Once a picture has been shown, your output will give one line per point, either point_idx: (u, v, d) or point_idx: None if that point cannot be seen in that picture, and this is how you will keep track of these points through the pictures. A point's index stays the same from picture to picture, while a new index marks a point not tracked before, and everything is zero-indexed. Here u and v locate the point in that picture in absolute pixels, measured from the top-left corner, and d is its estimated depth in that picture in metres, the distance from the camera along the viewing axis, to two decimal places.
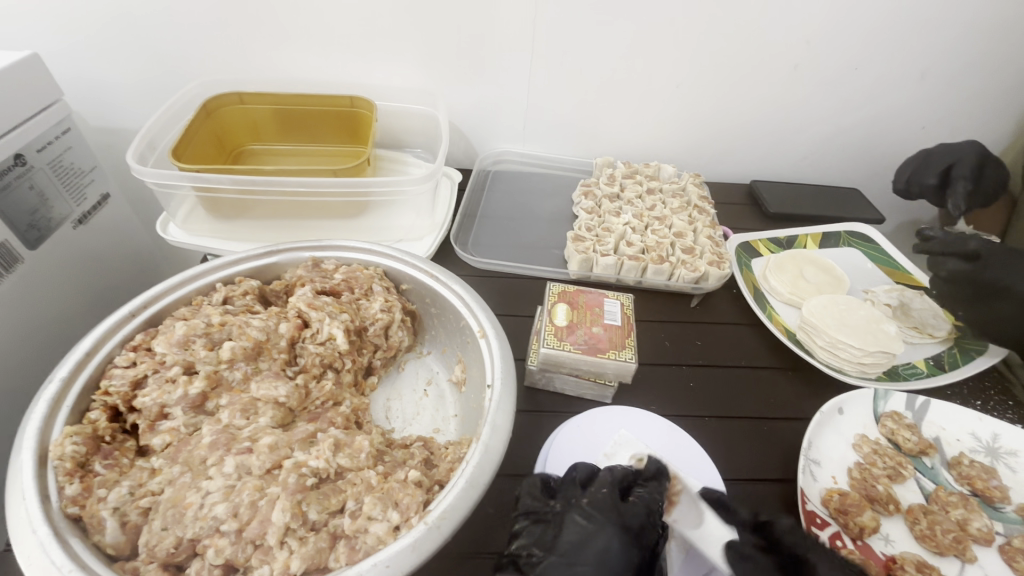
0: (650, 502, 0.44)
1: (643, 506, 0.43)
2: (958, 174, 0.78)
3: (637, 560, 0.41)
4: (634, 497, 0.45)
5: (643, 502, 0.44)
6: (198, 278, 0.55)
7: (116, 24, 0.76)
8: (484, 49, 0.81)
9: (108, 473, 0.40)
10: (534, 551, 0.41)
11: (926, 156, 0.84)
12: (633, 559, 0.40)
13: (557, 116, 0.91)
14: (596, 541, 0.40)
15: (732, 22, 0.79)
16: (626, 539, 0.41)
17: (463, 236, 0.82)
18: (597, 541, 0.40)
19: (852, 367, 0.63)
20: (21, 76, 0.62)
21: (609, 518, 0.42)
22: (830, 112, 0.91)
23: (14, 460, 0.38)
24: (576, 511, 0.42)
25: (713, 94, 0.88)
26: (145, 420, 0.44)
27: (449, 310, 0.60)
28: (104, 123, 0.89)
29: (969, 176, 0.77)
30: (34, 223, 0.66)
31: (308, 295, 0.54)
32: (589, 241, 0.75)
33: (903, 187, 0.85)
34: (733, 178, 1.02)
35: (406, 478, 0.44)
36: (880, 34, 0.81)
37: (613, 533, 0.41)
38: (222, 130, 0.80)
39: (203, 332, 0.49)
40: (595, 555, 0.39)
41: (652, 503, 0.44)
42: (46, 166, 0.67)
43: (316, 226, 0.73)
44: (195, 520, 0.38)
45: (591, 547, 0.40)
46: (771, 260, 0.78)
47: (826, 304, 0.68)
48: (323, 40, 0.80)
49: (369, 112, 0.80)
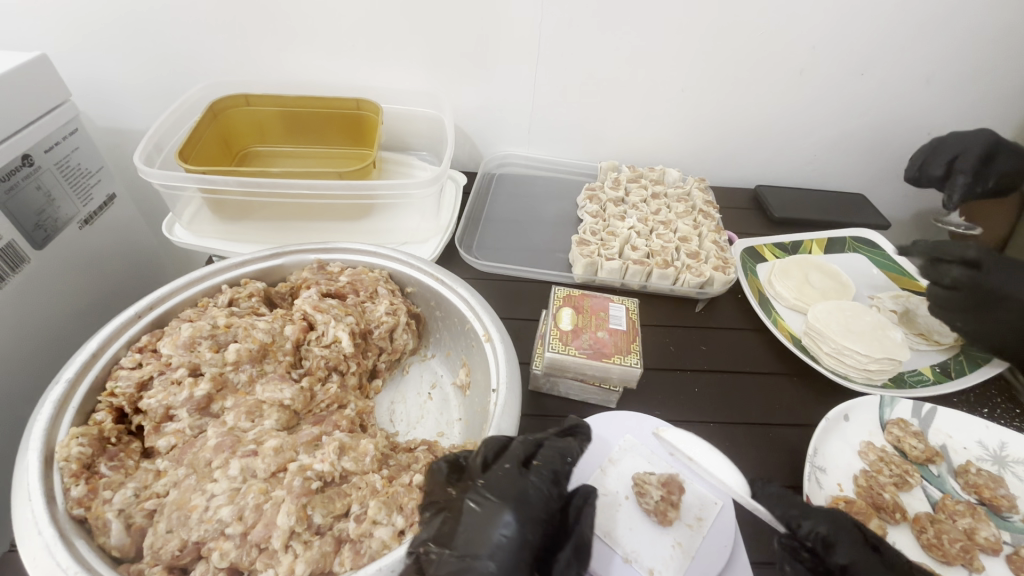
0: (557, 464, 0.42)
1: (546, 473, 0.41)
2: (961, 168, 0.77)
3: (537, 537, 0.37)
4: (538, 462, 0.41)
5: (548, 465, 0.41)
6: (204, 280, 0.56)
7: (124, 25, 0.76)
8: (489, 52, 0.81)
9: (114, 475, 0.40)
10: (429, 545, 0.36)
11: (937, 144, 0.82)
12: (529, 537, 0.37)
13: (562, 118, 0.91)
14: (495, 526, 0.36)
15: (735, 27, 0.79)
16: (524, 513, 0.37)
17: (468, 239, 0.82)
18: (493, 528, 0.36)
19: (858, 374, 0.62)
20: (29, 76, 0.62)
21: (504, 499, 0.37)
22: (835, 117, 0.91)
23: (20, 461, 0.38)
24: (470, 496, 0.38)
25: (716, 98, 0.88)
26: (150, 422, 0.44)
27: (454, 313, 0.60)
28: (112, 124, 0.89)
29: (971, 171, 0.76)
30: (41, 223, 0.66)
31: (314, 297, 0.54)
32: (594, 245, 0.75)
33: (914, 174, 0.84)
34: (738, 183, 1.02)
35: (411, 481, 0.43)
36: (887, 38, 0.81)
37: (512, 509, 0.37)
38: (228, 132, 0.80)
39: (208, 334, 0.48)
40: (489, 546, 0.35)
41: (557, 466, 0.42)
42: (52, 167, 0.67)
43: (320, 228, 0.73)
44: (200, 523, 0.38)
45: (486, 536, 0.36)
46: (777, 265, 0.78)
47: (832, 310, 0.68)
48: (329, 43, 0.80)
49: (374, 114, 0.81)
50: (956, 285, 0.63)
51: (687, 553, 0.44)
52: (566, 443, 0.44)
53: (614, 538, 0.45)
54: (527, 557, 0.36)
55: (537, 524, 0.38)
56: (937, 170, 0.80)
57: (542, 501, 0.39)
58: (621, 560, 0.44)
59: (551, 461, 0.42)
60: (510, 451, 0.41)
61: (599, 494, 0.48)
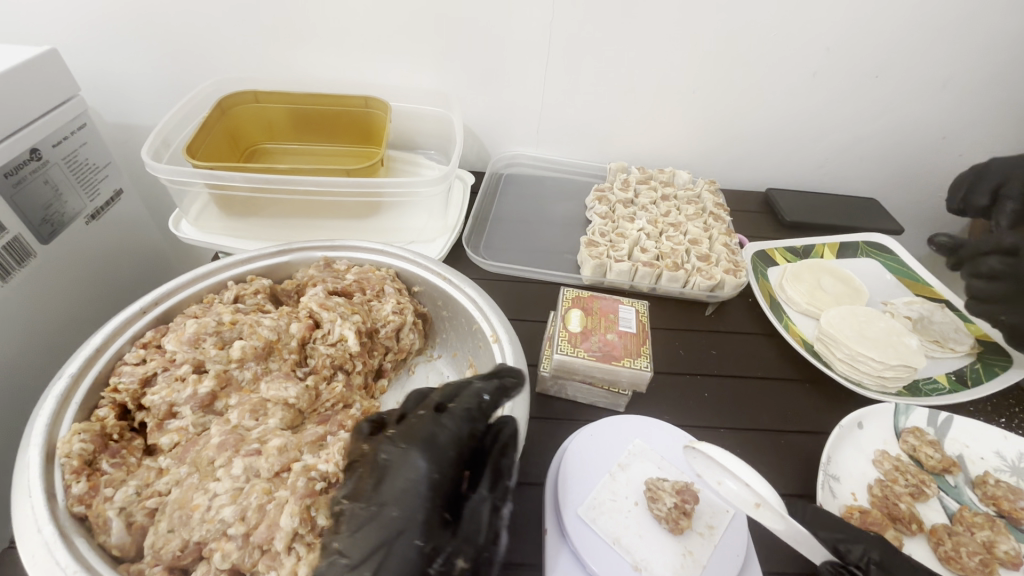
0: (474, 406, 0.42)
1: (460, 414, 0.41)
2: (1007, 195, 0.75)
3: (447, 477, 0.39)
4: (452, 405, 0.42)
5: (462, 406, 0.42)
6: (210, 276, 0.55)
7: (134, 21, 0.76)
8: (499, 52, 0.81)
9: (116, 472, 0.39)
10: (344, 502, 0.38)
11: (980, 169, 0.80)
12: (437, 478, 0.38)
13: (571, 119, 0.90)
14: (405, 474, 0.38)
15: (748, 30, 0.78)
16: (434, 456, 0.39)
17: (475, 239, 0.81)
18: (402, 473, 0.38)
19: (872, 381, 0.61)
20: (38, 70, 0.62)
21: (412, 444, 0.39)
22: (849, 121, 0.90)
23: (21, 456, 0.37)
24: (384, 447, 0.40)
25: (728, 100, 0.87)
26: (153, 419, 0.44)
27: (461, 313, 0.59)
28: (120, 119, 0.89)
29: (1018, 196, 0.73)
30: (47, 217, 0.66)
31: (320, 295, 0.54)
32: (603, 246, 0.74)
33: (959, 206, 0.83)
34: (748, 186, 1.01)
35: None
36: (903, 42, 0.80)
37: (422, 457, 0.39)
38: (236, 128, 0.80)
39: (213, 331, 0.48)
40: (396, 491, 0.37)
41: (474, 407, 0.42)
42: (60, 161, 0.67)
43: (327, 226, 0.73)
44: (202, 523, 0.37)
45: (395, 482, 0.38)
46: (788, 269, 0.77)
47: (845, 316, 0.66)
48: (340, 41, 0.80)
49: (382, 112, 0.80)
50: (995, 275, 0.62)
51: (698, 564, 0.43)
52: (489, 383, 0.44)
53: (623, 544, 0.44)
54: (435, 499, 0.38)
55: (447, 466, 0.39)
56: (981, 199, 0.78)
57: (452, 443, 0.40)
58: (632, 568, 0.43)
59: (465, 401, 0.42)
60: (428, 400, 0.44)
61: (608, 499, 0.47)
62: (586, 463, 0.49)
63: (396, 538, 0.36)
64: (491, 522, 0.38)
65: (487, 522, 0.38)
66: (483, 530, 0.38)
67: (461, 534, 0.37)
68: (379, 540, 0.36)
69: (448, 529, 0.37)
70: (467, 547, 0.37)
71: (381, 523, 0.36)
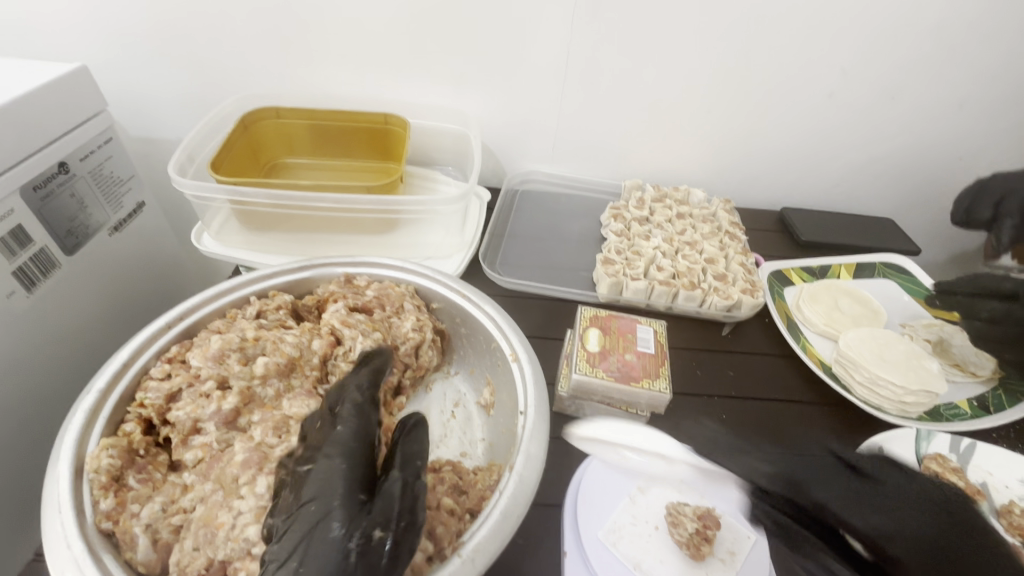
0: (358, 396, 0.44)
1: (348, 407, 0.42)
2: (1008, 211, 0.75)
3: (352, 466, 0.38)
4: (339, 405, 0.43)
5: (348, 401, 0.43)
6: (232, 292, 0.56)
7: (162, 38, 0.78)
8: (517, 70, 0.82)
9: (142, 488, 0.40)
10: (273, 518, 0.37)
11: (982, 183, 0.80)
12: (342, 466, 0.38)
13: (587, 137, 0.91)
14: (317, 474, 0.38)
15: (763, 51, 0.79)
16: (337, 450, 0.39)
17: (492, 255, 0.82)
18: (314, 470, 0.38)
19: (892, 405, 0.60)
20: (67, 87, 0.64)
21: (325, 443, 0.40)
22: (864, 141, 0.90)
23: (52, 471, 0.38)
24: (296, 463, 0.40)
25: (743, 120, 0.88)
26: (178, 434, 0.44)
27: (479, 331, 0.59)
28: (144, 134, 0.90)
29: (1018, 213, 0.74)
30: (73, 230, 0.67)
31: (342, 312, 0.54)
32: (619, 264, 0.75)
33: (961, 219, 0.81)
34: (764, 205, 1.01)
35: (439, 504, 0.43)
36: (918, 64, 0.80)
37: (328, 454, 0.39)
38: (259, 144, 0.81)
39: (237, 347, 0.48)
40: (311, 489, 0.37)
41: (357, 397, 0.44)
42: (87, 175, 0.69)
43: (346, 242, 0.74)
44: (227, 541, 0.37)
45: (308, 482, 0.37)
46: (805, 289, 0.76)
47: (864, 338, 0.66)
48: (362, 59, 0.82)
49: (401, 129, 0.81)
50: (995, 318, 0.62)
51: None
52: (365, 374, 0.47)
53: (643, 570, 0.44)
54: (347, 482, 0.37)
55: (349, 453, 0.39)
56: (984, 213, 0.78)
57: (354, 433, 0.40)
58: None
59: (352, 396, 0.44)
60: (325, 405, 0.44)
61: (628, 523, 0.47)
62: (605, 484, 0.49)
63: (315, 530, 0.35)
64: (405, 499, 0.37)
65: (398, 490, 0.36)
66: (399, 505, 0.36)
67: (378, 511, 0.36)
68: (301, 536, 0.35)
69: (365, 508, 0.36)
70: (384, 522, 0.35)
71: (302, 522, 0.35)
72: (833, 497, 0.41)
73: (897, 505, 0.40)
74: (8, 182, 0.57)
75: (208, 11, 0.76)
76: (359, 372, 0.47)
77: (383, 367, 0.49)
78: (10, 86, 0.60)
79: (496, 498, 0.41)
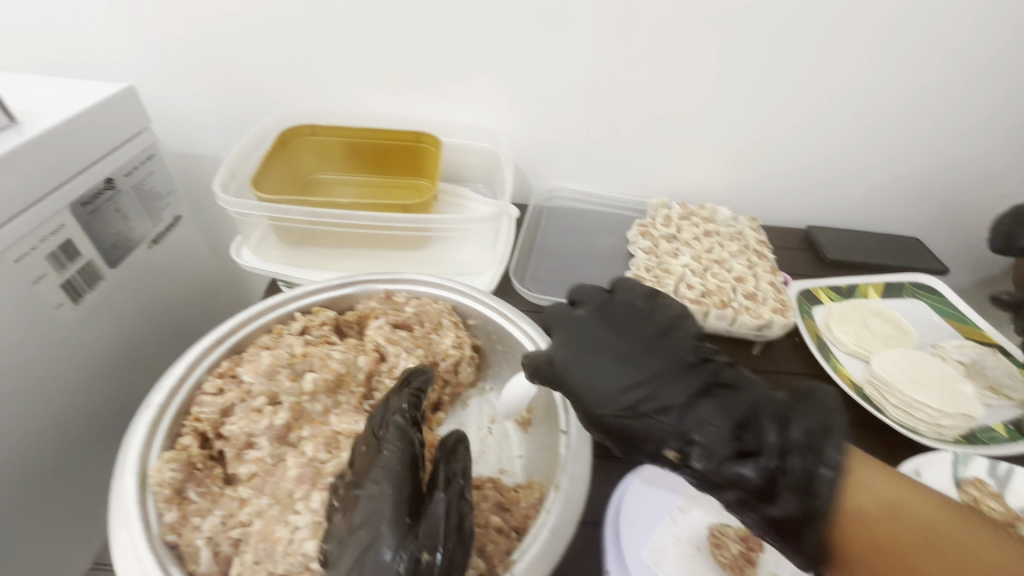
0: (402, 418, 0.43)
1: (393, 430, 0.42)
2: None
3: (399, 492, 0.38)
4: (383, 427, 0.43)
5: (392, 423, 0.43)
6: (278, 308, 0.57)
7: (205, 60, 0.81)
8: (547, 90, 0.84)
9: (202, 501, 0.41)
10: (327, 543, 0.38)
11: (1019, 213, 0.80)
12: (389, 493, 0.38)
13: (613, 155, 0.92)
14: (366, 501, 0.38)
15: (790, 74, 0.81)
16: (385, 476, 0.39)
17: (521, 271, 0.83)
18: (364, 497, 0.38)
19: (927, 427, 0.60)
20: (116, 106, 0.67)
21: (372, 468, 0.40)
22: (889, 162, 0.91)
23: (118, 484, 0.39)
24: (345, 487, 0.40)
25: (769, 140, 0.89)
26: (232, 448, 0.45)
27: (515, 348, 0.60)
28: (181, 150, 0.93)
29: None
30: (116, 243, 0.69)
31: (385, 329, 0.56)
32: (649, 282, 0.75)
33: (1001, 247, 0.82)
34: (788, 224, 1.01)
35: (488, 523, 0.45)
36: (945, 86, 0.81)
37: (377, 481, 0.39)
38: (295, 161, 0.84)
39: (287, 363, 0.50)
40: (361, 517, 0.37)
41: (402, 418, 0.43)
42: (130, 190, 0.71)
43: (381, 257, 0.75)
44: (285, 555, 0.39)
45: (357, 509, 0.38)
46: (834, 309, 0.77)
47: (897, 359, 0.66)
48: (396, 80, 0.84)
49: (434, 147, 0.83)
50: None
51: None
52: (407, 394, 0.46)
53: None
54: (395, 508, 0.37)
55: (396, 480, 0.39)
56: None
57: (400, 458, 0.40)
58: None
59: (394, 421, 0.43)
60: (370, 427, 0.44)
61: (670, 543, 0.47)
62: (648, 501, 0.50)
63: (368, 556, 0.36)
64: (449, 519, 0.37)
65: (443, 508, 0.37)
66: (445, 525, 0.37)
67: (426, 530, 0.36)
68: (354, 563, 0.36)
69: (412, 532, 0.37)
70: (429, 543, 0.36)
71: (353, 548, 0.36)
72: (586, 333, 0.47)
73: (586, 354, 0.46)
74: (61, 198, 0.59)
75: (248, 34, 0.78)
76: (397, 397, 0.46)
77: (424, 389, 0.48)
78: (64, 106, 0.62)
79: (539, 517, 0.43)
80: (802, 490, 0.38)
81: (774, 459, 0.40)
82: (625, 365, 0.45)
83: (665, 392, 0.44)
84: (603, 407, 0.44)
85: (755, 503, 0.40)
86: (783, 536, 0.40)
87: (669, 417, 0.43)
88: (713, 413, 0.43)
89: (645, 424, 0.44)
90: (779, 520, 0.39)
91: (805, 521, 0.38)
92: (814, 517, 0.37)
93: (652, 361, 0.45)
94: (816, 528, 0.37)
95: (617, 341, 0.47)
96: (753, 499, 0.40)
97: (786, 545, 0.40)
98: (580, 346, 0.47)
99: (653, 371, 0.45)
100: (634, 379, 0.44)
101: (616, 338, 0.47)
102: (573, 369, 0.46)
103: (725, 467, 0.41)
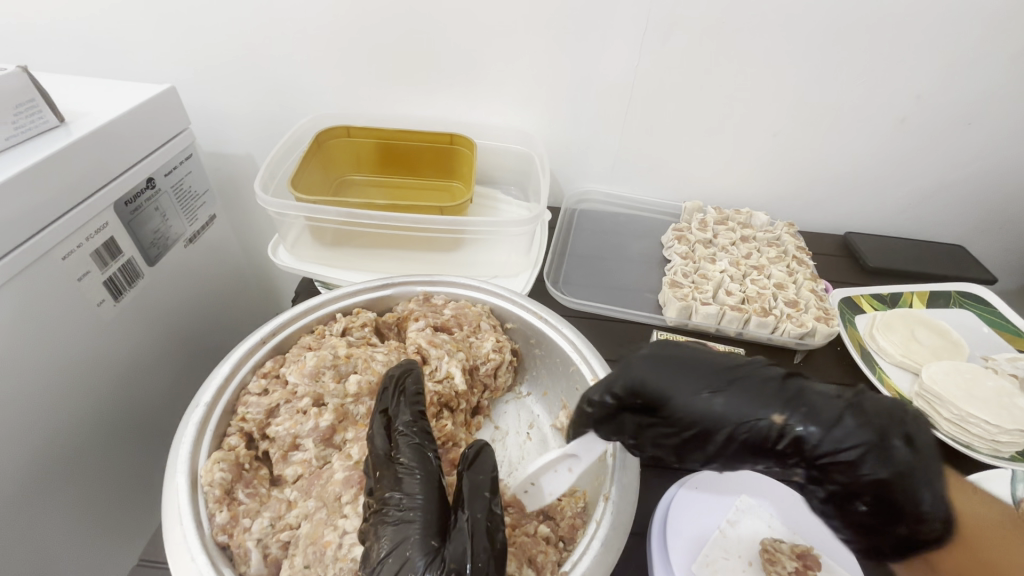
0: (415, 439, 0.43)
1: (408, 451, 0.42)
2: None
3: (425, 517, 0.38)
4: (395, 450, 0.42)
5: (408, 442, 0.43)
6: (319, 309, 0.57)
7: (241, 62, 0.81)
8: (582, 93, 0.82)
9: (251, 502, 0.43)
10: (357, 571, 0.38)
11: None
12: (414, 517, 0.38)
13: (649, 158, 0.91)
14: (392, 528, 0.38)
15: (833, 78, 0.78)
16: (411, 502, 0.39)
17: (555, 274, 0.82)
18: (390, 526, 0.38)
19: (982, 442, 0.58)
20: (159, 106, 0.67)
21: (395, 491, 0.40)
22: (936, 167, 0.88)
23: (170, 483, 0.40)
24: (370, 516, 0.40)
25: (810, 145, 0.87)
26: (278, 450, 0.46)
27: (555, 352, 0.59)
28: (217, 150, 0.94)
29: None
30: (155, 242, 0.70)
31: (426, 331, 0.56)
32: (687, 288, 0.74)
33: None
34: (825, 229, 0.99)
35: (536, 532, 0.47)
36: (997, 90, 0.78)
37: (406, 507, 0.39)
38: (330, 162, 0.84)
39: (331, 364, 0.50)
40: (387, 546, 0.37)
41: (416, 439, 0.43)
42: (170, 189, 0.72)
43: (416, 259, 0.75)
44: (334, 560, 0.40)
45: (383, 538, 0.37)
46: (878, 318, 0.75)
47: (948, 371, 0.65)
48: (431, 83, 0.84)
49: (467, 149, 0.83)
50: None
51: None
52: (412, 413, 0.45)
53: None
54: (420, 528, 0.37)
55: (421, 506, 0.39)
56: None
57: (423, 484, 0.40)
58: None
59: (408, 439, 0.43)
60: (375, 451, 0.43)
61: (720, 556, 0.47)
62: (694, 516, 0.50)
63: None
64: (478, 538, 0.37)
65: (468, 527, 0.37)
66: (473, 546, 0.36)
67: (453, 552, 0.36)
68: None
69: (440, 555, 0.36)
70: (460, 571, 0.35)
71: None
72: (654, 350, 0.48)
73: (668, 375, 0.46)
74: (105, 198, 0.60)
75: (287, 33, 0.78)
76: (399, 406, 0.46)
77: (415, 389, 0.48)
78: (110, 106, 0.63)
79: (591, 528, 0.44)
80: (916, 449, 0.42)
81: (881, 418, 0.42)
82: (703, 366, 0.46)
83: (749, 377, 0.45)
84: (692, 407, 0.44)
85: (861, 467, 0.42)
86: (901, 509, 0.41)
87: (765, 395, 0.44)
88: (811, 392, 0.44)
89: (739, 408, 0.43)
90: (904, 490, 0.41)
91: (930, 479, 0.41)
92: (932, 476, 0.41)
93: (730, 376, 0.45)
94: (937, 487, 0.41)
95: (686, 350, 0.48)
96: (865, 469, 0.42)
97: (903, 526, 0.41)
98: (660, 362, 0.47)
99: (730, 375, 0.45)
100: (712, 379, 0.45)
101: (691, 363, 0.47)
102: (650, 380, 0.46)
103: (836, 429, 0.42)
